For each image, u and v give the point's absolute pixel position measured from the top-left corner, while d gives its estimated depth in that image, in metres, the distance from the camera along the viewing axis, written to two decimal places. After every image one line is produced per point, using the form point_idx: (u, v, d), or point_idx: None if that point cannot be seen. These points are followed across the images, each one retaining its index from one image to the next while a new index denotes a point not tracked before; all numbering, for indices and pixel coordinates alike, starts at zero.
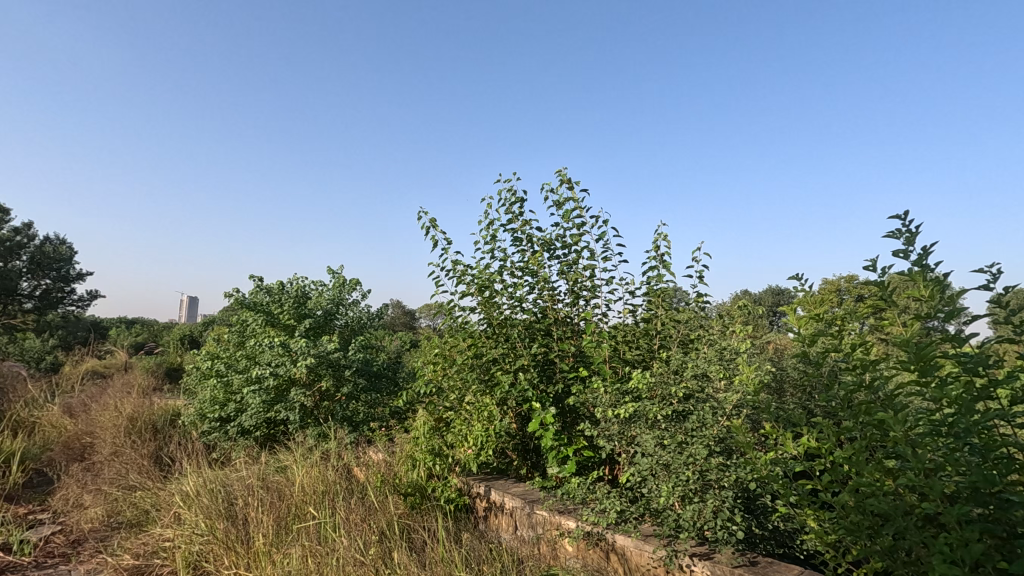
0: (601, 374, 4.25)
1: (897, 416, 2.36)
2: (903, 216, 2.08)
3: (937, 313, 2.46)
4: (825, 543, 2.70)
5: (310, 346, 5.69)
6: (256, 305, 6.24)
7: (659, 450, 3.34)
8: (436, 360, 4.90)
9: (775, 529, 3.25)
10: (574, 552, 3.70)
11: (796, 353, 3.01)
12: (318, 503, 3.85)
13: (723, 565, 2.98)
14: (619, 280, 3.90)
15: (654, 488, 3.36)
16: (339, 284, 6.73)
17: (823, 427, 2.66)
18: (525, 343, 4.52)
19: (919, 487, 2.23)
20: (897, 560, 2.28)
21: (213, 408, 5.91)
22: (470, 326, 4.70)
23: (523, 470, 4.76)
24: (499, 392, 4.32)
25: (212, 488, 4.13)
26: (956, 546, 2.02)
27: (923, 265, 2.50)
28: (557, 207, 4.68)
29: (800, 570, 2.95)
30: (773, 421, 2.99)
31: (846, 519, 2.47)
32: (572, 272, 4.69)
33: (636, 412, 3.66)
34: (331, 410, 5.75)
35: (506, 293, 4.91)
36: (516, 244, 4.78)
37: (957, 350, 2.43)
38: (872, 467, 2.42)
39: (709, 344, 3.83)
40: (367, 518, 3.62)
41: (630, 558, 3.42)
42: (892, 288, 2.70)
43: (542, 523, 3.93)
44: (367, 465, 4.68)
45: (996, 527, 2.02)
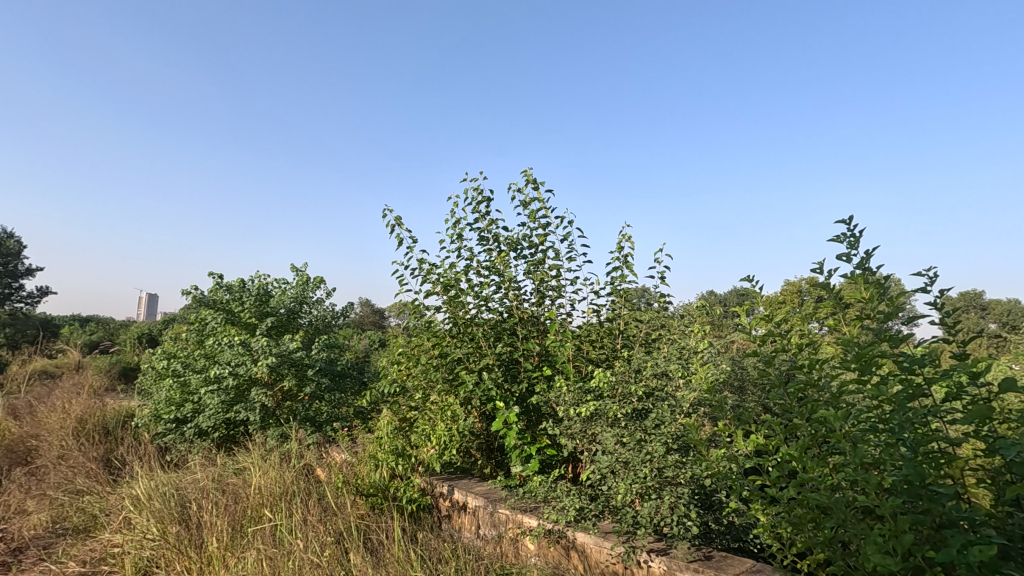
0: (565, 374, 4.29)
1: (839, 413, 2.46)
2: (847, 221, 2.15)
3: (878, 313, 2.58)
4: (774, 536, 2.79)
5: (272, 346, 5.56)
6: (216, 303, 6.08)
7: (619, 448, 3.40)
8: (401, 359, 4.88)
9: (730, 524, 3.34)
10: (535, 550, 3.72)
11: (750, 353, 3.10)
12: (275, 505, 3.79)
13: (679, 561, 3.04)
14: (584, 280, 3.98)
15: (613, 485, 3.42)
16: (303, 282, 6.61)
17: (772, 424, 2.76)
18: (491, 342, 4.54)
19: (857, 481, 2.33)
20: (837, 550, 2.38)
21: (168, 409, 5.73)
22: (435, 326, 4.66)
23: (487, 469, 4.75)
24: (463, 392, 4.32)
25: (164, 492, 4.01)
26: (890, 537, 2.11)
27: (866, 268, 2.62)
28: (523, 207, 4.71)
29: (752, 563, 3.03)
30: (727, 419, 3.08)
31: (791, 512, 2.56)
32: (538, 272, 4.73)
33: (597, 411, 3.71)
34: (293, 410, 5.64)
35: (472, 293, 4.92)
36: (482, 244, 4.80)
37: (895, 350, 2.54)
38: (815, 462, 2.52)
39: (669, 343, 3.91)
40: (325, 519, 3.58)
41: (589, 555, 3.47)
42: (838, 289, 2.81)
43: (503, 522, 3.94)
44: (329, 465, 4.64)
45: (927, 518, 2.12)
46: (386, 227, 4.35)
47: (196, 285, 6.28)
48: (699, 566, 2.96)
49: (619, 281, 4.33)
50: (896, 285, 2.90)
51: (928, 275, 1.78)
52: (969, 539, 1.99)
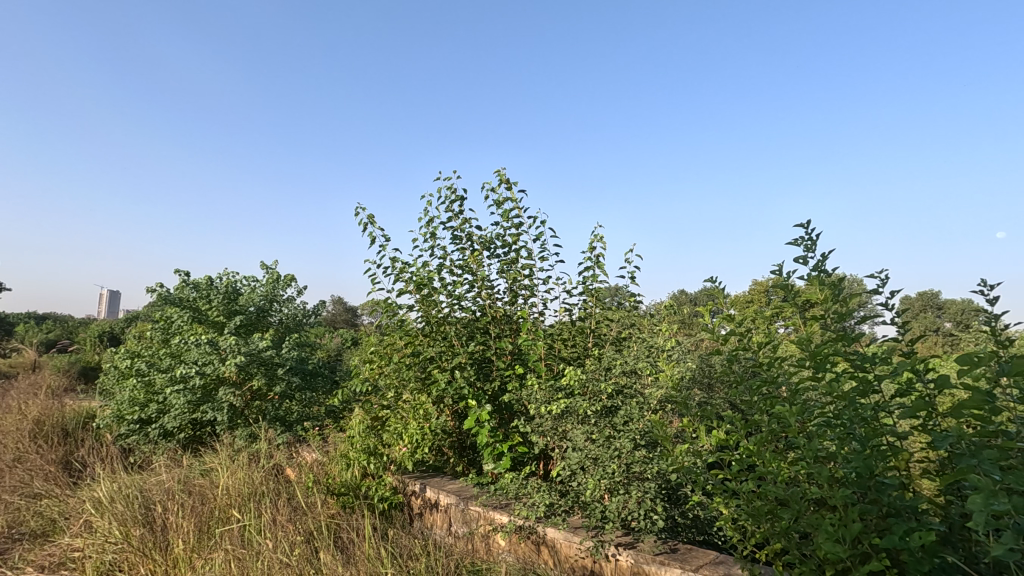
0: (536, 372, 4.36)
1: (795, 409, 2.58)
2: (806, 226, 2.24)
3: (833, 313, 2.70)
4: (735, 528, 2.91)
5: (240, 345, 5.48)
6: (182, 301, 5.97)
7: (589, 444, 3.48)
8: (373, 358, 4.88)
9: (695, 518, 3.45)
10: (506, 547, 3.77)
11: (713, 351, 3.22)
12: (243, 506, 3.75)
13: (646, 554, 3.13)
14: (556, 279, 4.17)
15: (583, 481, 3.51)
16: (273, 280, 6.52)
17: (733, 420, 2.87)
18: (463, 341, 4.58)
19: (812, 473, 2.44)
20: (792, 540, 2.49)
21: (132, 409, 5.60)
22: (408, 324, 4.67)
23: (459, 467, 4.79)
24: (436, 391, 4.35)
25: (128, 494, 3.92)
26: (840, 526, 2.23)
27: (821, 270, 2.74)
28: (496, 207, 4.76)
29: (715, 555, 3.14)
30: (691, 415, 3.20)
31: (750, 504, 2.68)
32: (510, 271, 4.78)
33: (568, 408, 3.79)
34: (262, 410, 5.57)
35: (445, 291, 4.96)
36: (455, 243, 4.84)
37: (848, 348, 2.67)
38: (773, 456, 2.64)
39: (639, 342, 4.00)
40: (295, 519, 3.56)
41: (560, 549, 3.55)
42: (797, 290, 2.93)
43: (475, 519, 3.98)
44: (300, 465, 4.62)
45: (875, 507, 2.24)
46: (360, 224, 4.52)
47: (161, 283, 6.15)
48: (665, 559, 3.07)
49: (590, 281, 4.42)
50: (851, 287, 3.04)
51: (881, 277, 1.89)
52: (911, 526, 2.12)
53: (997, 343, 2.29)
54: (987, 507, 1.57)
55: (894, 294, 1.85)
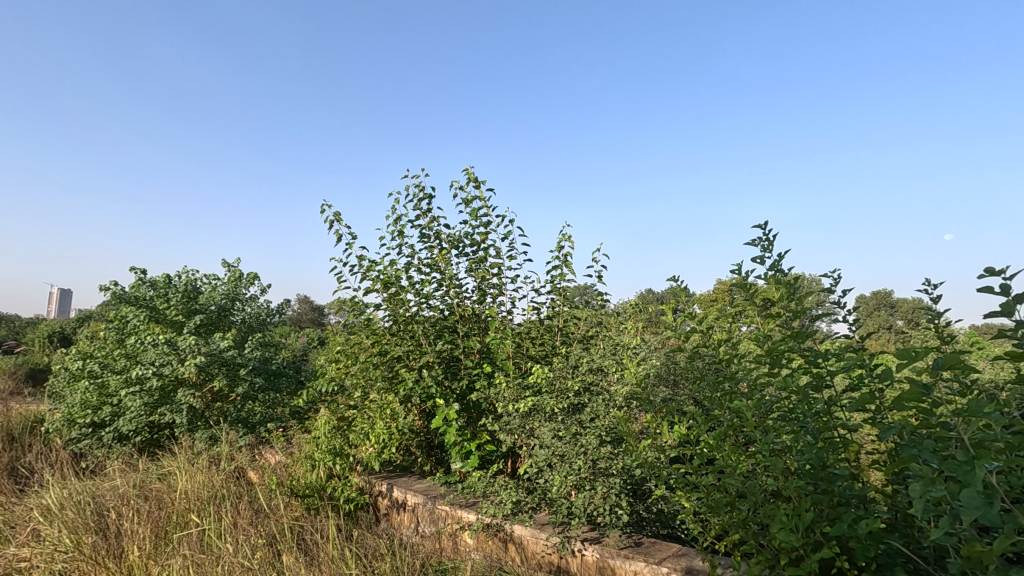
0: (504, 370, 4.38)
1: (752, 404, 2.67)
2: (764, 227, 2.31)
3: (788, 311, 2.81)
4: (696, 521, 2.99)
5: (201, 345, 5.32)
6: (138, 300, 5.76)
7: (555, 442, 3.53)
8: (340, 358, 4.82)
9: (659, 512, 3.53)
10: (474, 545, 3.78)
11: (675, 348, 3.30)
12: (203, 510, 3.66)
13: (611, 548, 3.18)
14: (524, 278, 4.20)
15: (549, 478, 3.55)
16: (235, 278, 6.36)
17: (694, 415, 2.95)
18: (431, 340, 4.55)
19: (768, 466, 2.53)
20: (749, 530, 2.58)
21: (84, 412, 5.38)
22: (375, 323, 4.63)
23: (427, 466, 4.77)
24: (403, 390, 4.32)
25: (78, 501, 3.77)
26: (793, 516, 2.32)
27: (777, 270, 2.83)
28: (465, 205, 4.75)
29: (677, 547, 3.22)
30: (654, 412, 3.27)
31: (710, 497, 2.76)
32: (479, 269, 4.78)
33: (535, 406, 3.83)
34: (223, 411, 5.44)
35: (413, 290, 4.93)
36: (423, 241, 4.80)
37: (803, 345, 2.78)
38: (731, 450, 2.72)
39: (605, 340, 4.07)
40: (257, 522, 3.48)
41: (526, 546, 3.57)
42: (754, 289, 3.03)
43: (442, 518, 3.97)
44: (263, 467, 4.53)
45: (826, 497, 2.34)
46: (326, 222, 4.46)
47: (116, 281, 5.94)
48: (629, 552, 3.12)
49: (558, 279, 4.46)
50: (807, 286, 3.17)
51: (834, 276, 2.07)
52: (859, 514, 2.22)
53: (940, 339, 2.41)
54: (925, 493, 1.65)
55: (844, 290, 2.04)
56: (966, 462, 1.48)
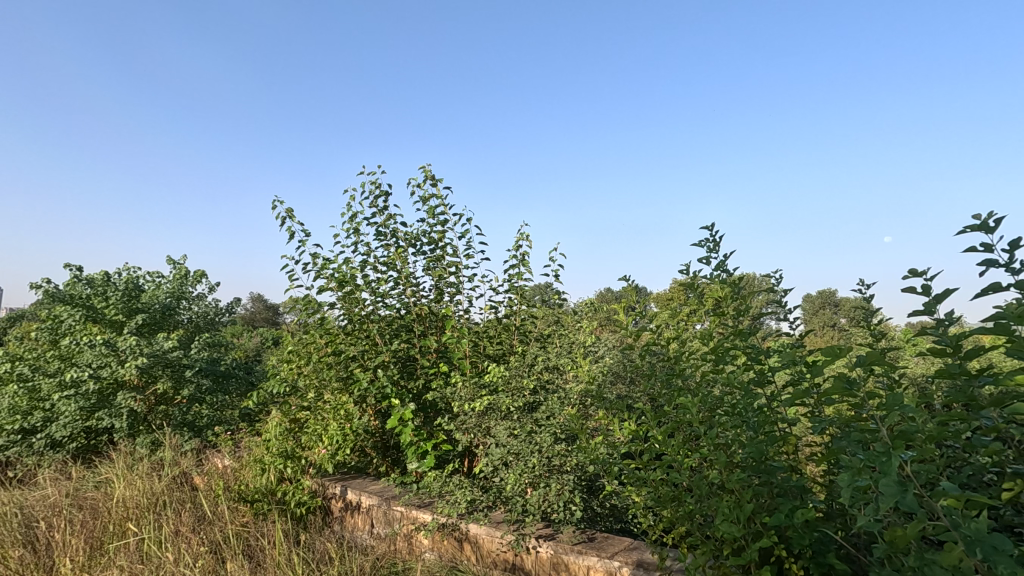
0: (461, 370, 4.37)
1: (698, 400, 2.76)
2: (709, 228, 2.39)
3: (732, 310, 2.91)
4: (646, 515, 3.06)
5: (142, 345, 5.06)
6: (73, 298, 5.46)
7: (511, 440, 3.55)
8: (292, 358, 4.70)
9: (613, 507, 3.60)
10: (429, 545, 3.75)
11: (627, 346, 3.37)
12: (142, 518, 3.49)
13: (565, 544, 3.22)
14: (482, 277, 4.20)
15: (504, 476, 3.57)
16: (180, 275, 6.08)
17: (644, 412, 3.02)
18: (387, 339, 4.49)
19: (712, 460, 2.62)
20: (694, 522, 2.66)
21: (13, 418, 5.06)
22: (329, 322, 4.53)
23: (383, 467, 4.71)
24: (357, 390, 4.25)
25: (3, 512, 3.54)
26: (735, 507, 2.41)
27: (722, 270, 2.93)
28: (422, 202, 4.71)
29: (629, 541, 3.29)
30: (606, 409, 3.33)
31: (659, 491, 2.83)
32: (436, 268, 4.75)
33: (491, 404, 3.84)
34: (167, 415, 5.22)
35: (368, 289, 4.86)
36: (379, 238, 4.74)
37: (746, 342, 2.88)
38: (678, 444, 2.80)
39: (561, 339, 4.11)
40: (200, 529, 3.36)
41: (482, 545, 3.57)
42: (702, 288, 3.13)
43: (398, 519, 3.93)
44: (208, 472, 4.37)
45: (766, 488, 2.43)
46: (277, 218, 4.35)
47: (49, 279, 5.62)
48: (582, 548, 3.16)
49: (516, 278, 4.48)
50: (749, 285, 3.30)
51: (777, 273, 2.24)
52: (796, 504, 2.32)
53: (872, 336, 2.54)
54: (852, 483, 1.74)
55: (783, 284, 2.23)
56: (885, 453, 1.58)
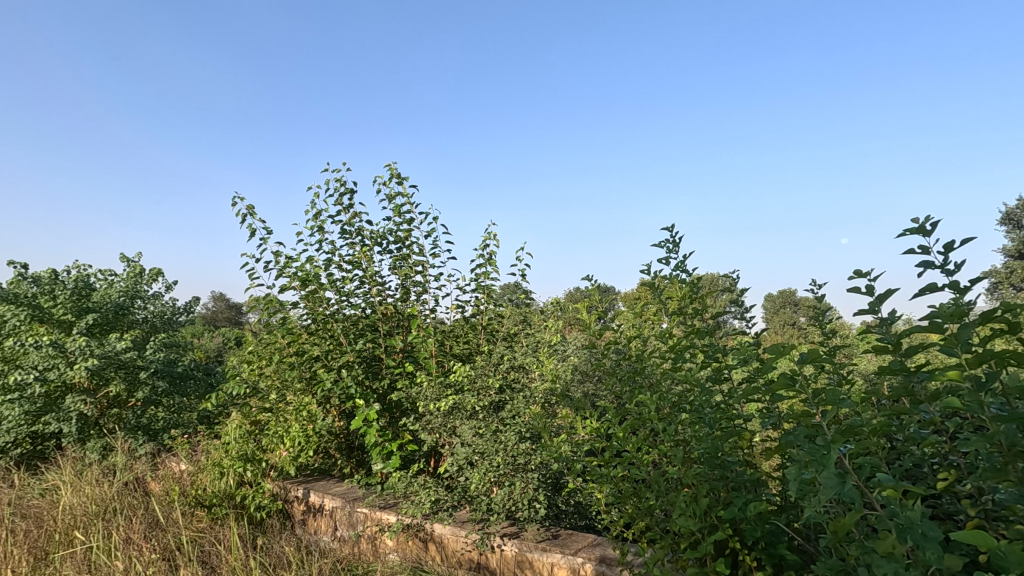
0: (427, 369, 4.34)
1: (657, 397, 2.82)
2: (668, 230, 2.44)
3: (691, 310, 2.98)
4: (609, 511, 3.10)
5: (93, 346, 4.84)
6: (17, 297, 5.17)
7: (476, 440, 3.55)
8: (253, 358, 4.59)
9: (578, 504, 3.63)
10: (394, 546, 3.72)
11: (590, 345, 3.42)
12: (90, 525, 3.37)
13: (529, 542, 3.24)
14: (448, 276, 4.18)
15: (469, 475, 3.57)
16: (135, 273, 5.86)
17: (607, 410, 3.06)
18: (352, 339, 4.43)
19: (671, 456, 2.68)
20: (653, 517, 2.71)
21: None
22: (291, 322, 4.44)
23: (347, 469, 4.64)
24: (321, 391, 4.18)
25: None
26: (692, 501, 2.47)
27: (680, 270, 3.00)
28: (388, 201, 4.68)
29: (593, 537, 3.33)
30: (570, 407, 3.36)
31: (620, 488, 2.88)
32: (402, 267, 4.72)
33: (456, 404, 3.83)
34: (120, 418, 5.04)
35: (333, 288, 4.79)
36: (344, 236, 4.68)
37: (704, 341, 2.96)
38: (639, 441, 2.86)
39: (527, 338, 4.14)
40: (152, 536, 3.25)
41: (446, 545, 3.56)
42: (662, 288, 3.19)
43: (362, 521, 3.89)
44: (164, 477, 4.24)
45: (721, 483, 2.50)
46: (237, 216, 4.24)
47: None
48: (546, 545, 3.19)
49: (482, 278, 4.48)
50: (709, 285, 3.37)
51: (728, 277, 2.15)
52: (749, 498, 2.39)
53: (822, 335, 2.64)
54: (799, 476, 1.81)
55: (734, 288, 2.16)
56: (826, 446, 1.65)
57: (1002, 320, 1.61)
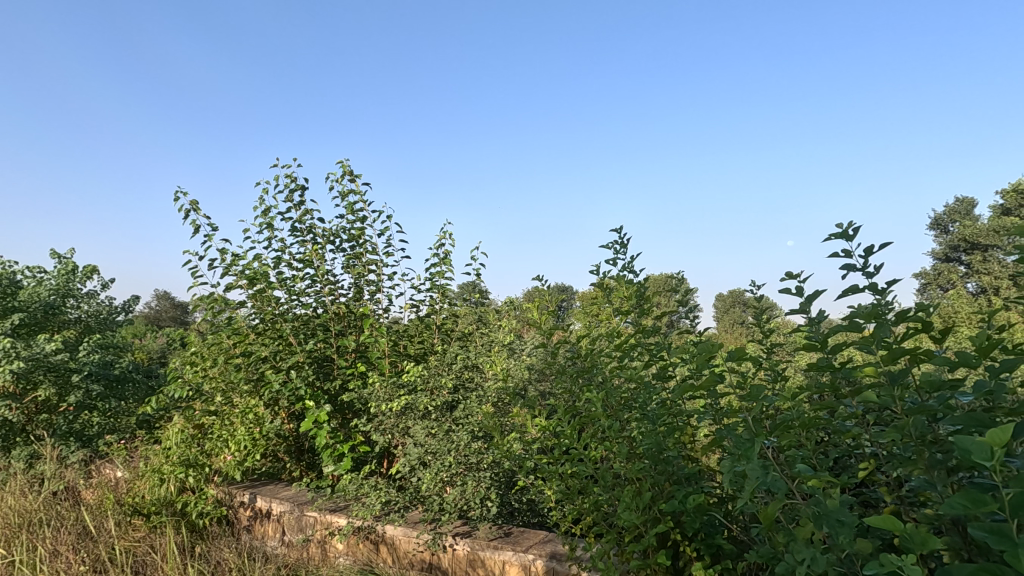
0: (380, 369, 4.29)
1: (604, 395, 2.89)
2: (616, 231, 2.51)
3: (637, 310, 3.08)
4: (559, 508, 3.15)
5: (19, 347, 4.56)
6: None
7: (428, 440, 3.54)
8: (196, 359, 4.43)
9: (530, 501, 3.67)
10: (344, 550, 3.66)
11: (541, 345, 3.47)
12: (12, 538, 3.18)
13: (481, 541, 3.25)
14: (403, 275, 4.15)
15: (421, 475, 3.56)
16: (66, 271, 5.48)
17: (557, 408, 3.12)
18: (302, 339, 4.32)
19: (616, 452, 2.75)
20: (600, 512, 2.77)
21: None
22: (238, 322, 4.30)
23: (296, 472, 4.53)
24: (268, 393, 4.06)
25: None
26: (636, 496, 2.54)
27: (627, 270, 3.09)
28: (341, 198, 4.61)
29: (544, 534, 3.37)
30: (521, 405, 3.40)
31: (569, 484, 2.93)
32: (355, 265, 4.65)
33: (409, 404, 3.81)
34: (50, 424, 4.76)
35: (282, 287, 4.67)
36: (295, 234, 4.57)
37: (650, 339, 3.05)
38: (587, 439, 2.92)
39: (482, 337, 4.16)
40: (81, 547, 3.09)
41: (398, 546, 3.54)
42: (610, 287, 3.28)
43: (311, 525, 3.81)
44: (97, 486, 4.03)
45: (664, 477, 2.59)
46: (180, 211, 4.07)
47: None
48: (498, 543, 3.21)
49: (437, 277, 4.47)
50: (656, 285, 3.48)
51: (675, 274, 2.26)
52: (690, 491, 2.48)
53: (760, 334, 2.76)
54: (732, 468, 1.89)
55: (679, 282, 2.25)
56: (754, 439, 1.73)
57: (915, 319, 1.73)
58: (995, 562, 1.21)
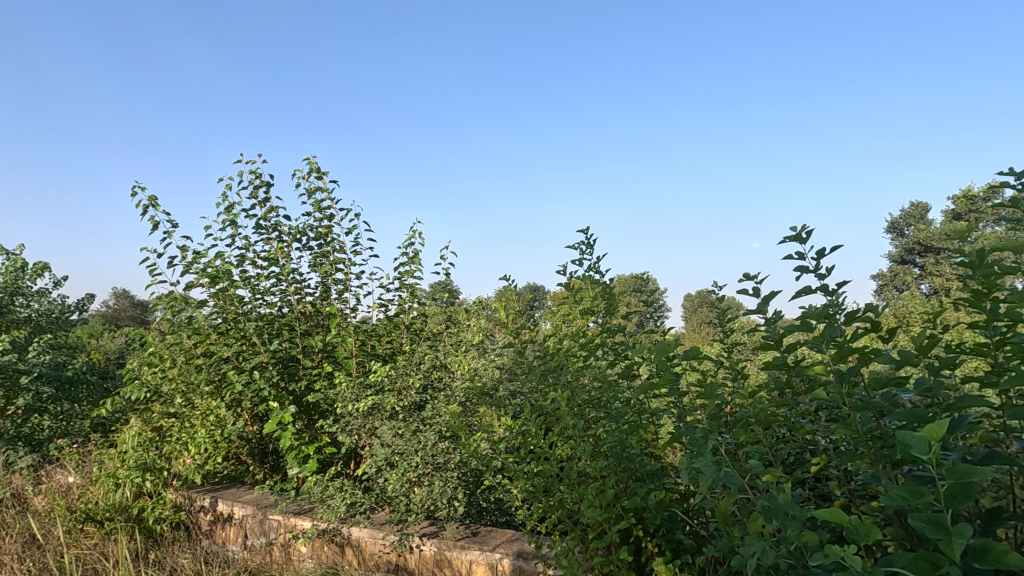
0: (346, 369, 4.23)
1: (570, 395, 2.91)
2: (583, 232, 2.54)
3: (603, 309, 3.11)
4: (525, 506, 3.16)
5: None
6: None
7: (395, 440, 3.51)
8: (154, 360, 4.28)
9: (497, 500, 3.67)
10: (308, 553, 3.60)
11: (509, 344, 3.48)
12: None
13: (447, 541, 3.24)
14: (371, 274, 4.10)
15: (388, 476, 3.52)
16: (14, 268, 5.25)
17: (523, 407, 3.12)
18: (266, 339, 4.22)
19: (581, 451, 2.77)
20: (565, 510, 2.80)
21: None
22: (198, 321, 4.17)
23: (260, 475, 4.43)
24: (230, 394, 3.96)
25: None
26: (600, 494, 2.56)
27: (593, 270, 3.12)
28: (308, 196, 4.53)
29: (510, 533, 3.37)
30: (489, 405, 3.40)
31: (535, 483, 2.94)
32: (322, 264, 4.57)
33: (376, 405, 3.76)
34: None
35: (246, 286, 4.56)
36: (259, 232, 4.47)
37: (616, 339, 3.09)
38: (552, 437, 2.94)
39: (450, 337, 4.14)
40: (27, 557, 2.96)
41: (364, 548, 3.50)
42: (577, 287, 3.31)
43: (274, 528, 3.73)
44: (46, 492, 3.86)
45: (628, 475, 2.62)
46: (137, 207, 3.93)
47: None
48: (465, 543, 3.20)
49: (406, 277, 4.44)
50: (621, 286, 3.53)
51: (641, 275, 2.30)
52: (653, 488, 2.52)
53: (722, 334, 2.82)
54: (690, 465, 1.93)
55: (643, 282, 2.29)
56: (712, 436, 1.77)
57: (865, 319, 1.80)
58: (933, 551, 1.26)
